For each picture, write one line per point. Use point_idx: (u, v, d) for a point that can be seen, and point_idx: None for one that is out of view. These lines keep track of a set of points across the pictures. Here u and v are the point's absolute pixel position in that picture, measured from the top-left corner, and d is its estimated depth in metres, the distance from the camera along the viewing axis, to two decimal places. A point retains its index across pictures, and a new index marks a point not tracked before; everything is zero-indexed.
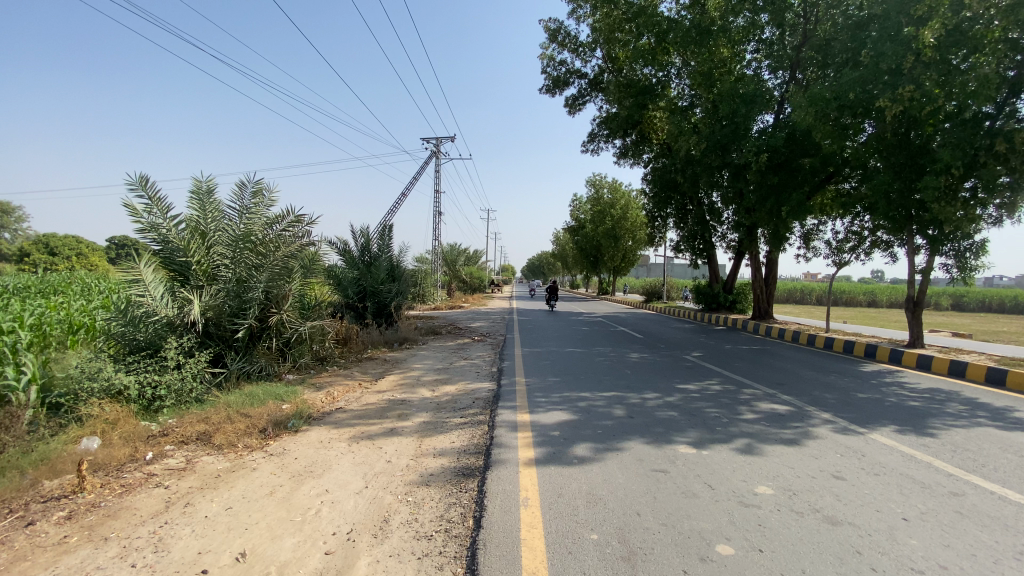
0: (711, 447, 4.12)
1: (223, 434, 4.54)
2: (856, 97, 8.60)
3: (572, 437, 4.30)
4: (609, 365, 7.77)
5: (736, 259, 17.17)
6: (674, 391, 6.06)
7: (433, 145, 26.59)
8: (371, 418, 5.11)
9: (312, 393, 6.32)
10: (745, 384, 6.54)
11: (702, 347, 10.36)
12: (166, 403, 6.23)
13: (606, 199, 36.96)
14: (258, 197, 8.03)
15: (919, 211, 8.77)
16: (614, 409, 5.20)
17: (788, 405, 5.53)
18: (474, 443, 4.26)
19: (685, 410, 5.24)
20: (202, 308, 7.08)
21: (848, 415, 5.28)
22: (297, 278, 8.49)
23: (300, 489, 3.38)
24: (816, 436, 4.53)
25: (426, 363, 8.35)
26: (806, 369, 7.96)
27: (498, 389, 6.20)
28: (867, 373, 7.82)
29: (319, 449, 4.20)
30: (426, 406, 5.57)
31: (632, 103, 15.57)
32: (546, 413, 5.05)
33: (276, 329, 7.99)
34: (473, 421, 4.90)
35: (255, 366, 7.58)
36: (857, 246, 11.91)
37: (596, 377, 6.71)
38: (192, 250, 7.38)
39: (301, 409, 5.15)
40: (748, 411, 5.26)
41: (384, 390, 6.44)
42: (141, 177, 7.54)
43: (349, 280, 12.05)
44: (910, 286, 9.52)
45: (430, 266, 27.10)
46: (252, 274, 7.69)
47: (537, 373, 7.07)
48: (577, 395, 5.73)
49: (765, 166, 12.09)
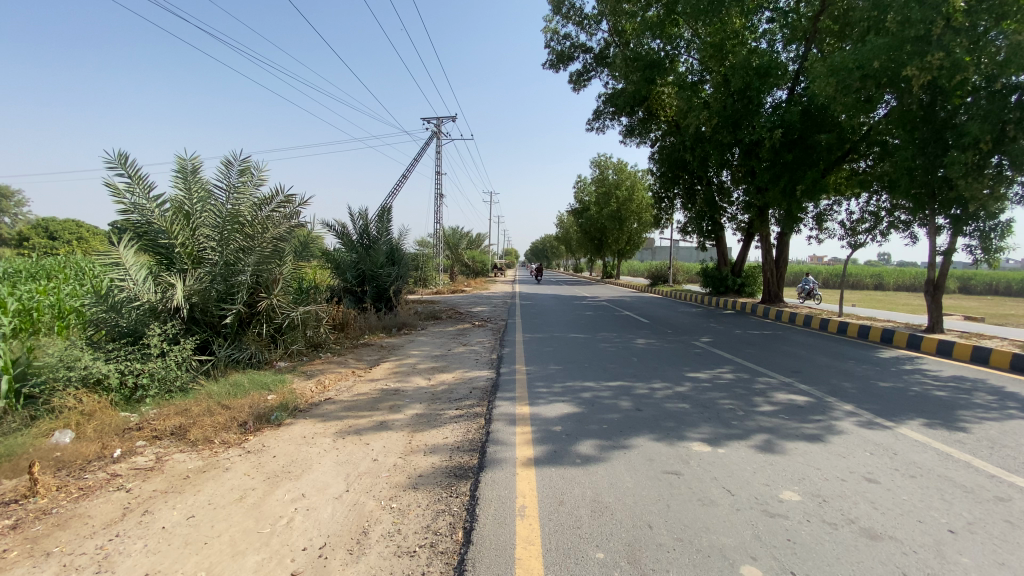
0: (728, 445, 3.76)
1: (200, 429, 4.22)
2: (881, 66, 7.98)
3: (574, 433, 3.95)
4: (614, 352, 7.42)
5: (746, 241, 16.70)
6: (684, 380, 5.70)
7: (434, 125, 26.00)
8: (361, 410, 4.79)
9: (302, 381, 6.00)
10: (760, 372, 6.17)
11: (711, 332, 9.98)
12: (148, 393, 5.93)
13: (611, 180, 36.27)
14: (246, 175, 7.62)
15: (944, 190, 8.28)
16: (621, 400, 4.85)
17: (806, 396, 5.15)
18: (470, 439, 3.93)
19: (697, 402, 4.88)
20: (186, 293, 6.72)
21: (872, 407, 4.90)
22: (288, 261, 8.14)
23: (273, 494, 3.06)
24: (840, 431, 4.16)
25: (424, 350, 8.02)
26: (822, 355, 7.57)
27: (497, 378, 5.86)
28: (886, 360, 7.43)
29: (300, 446, 3.88)
30: (421, 396, 5.24)
31: (640, 78, 14.92)
32: (548, 405, 4.71)
33: (267, 315, 7.67)
34: (469, 414, 4.56)
35: (244, 353, 7.25)
36: (874, 227, 11.42)
37: (601, 365, 6.36)
38: (176, 232, 7.02)
39: (286, 401, 4.82)
40: (764, 403, 4.89)
41: (378, 378, 6.11)
42: (121, 154, 7.16)
43: (348, 263, 11.69)
44: (931, 268, 9.07)
45: (432, 249, 26.77)
46: (241, 257, 7.37)
47: (539, 361, 6.73)
48: (581, 385, 5.37)
49: (779, 143, 11.54)
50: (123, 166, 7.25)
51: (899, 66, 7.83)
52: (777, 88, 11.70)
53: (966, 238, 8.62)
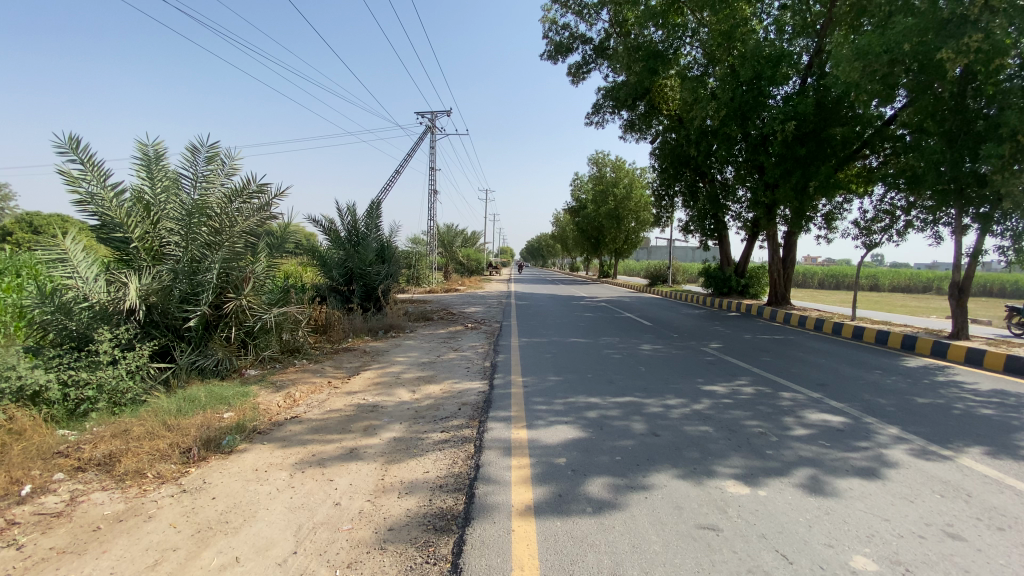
0: (768, 484, 3.10)
1: (132, 459, 3.54)
2: (912, 49, 7.32)
3: (581, 467, 3.29)
4: (619, 360, 6.76)
5: (750, 240, 16.10)
6: (700, 396, 5.04)
7: (429, 119, 25.32)
8: (330, 432, 4.11)
9: (268, 394, 5.31)
10: (783, 386, 5.51)
11: (720, 337, 9.35)
12: (95, 407, 5.20)
13: (609, 178, 35.65)
14: (214, 163, 6.95)
15: (972, 187, 7.71)
16: (633, 422, 4.18)
17: (842, 417, 4.51)
18: (455, 474, 3.26)
19: (720, 424, 4.21)
20: (143, 293, 6.01)
21: (920, 431, 4.25)
22: (261, 259, 7.42)
23: (197, 560, 2.37)
24: (894, 465, 3.51)
25: (411, 356, 7.32)
26: (844, 364, 6.94)
27: (490, 392, 5.17)
28: (914, 369, 6.79)
29: (249, 484, 3.18)
30: (401, 415, 4.55)
31: (642, 68, 14.30)
32: (549, 428, 4.05)
33: (237, 317, 6.93)
34: (456, 440, 3.87)
35: (209, 359, 6.52)
36: (890, 226, 10.84)
37: (606, 377, 5.68)
38: (133, 225, 6.30)
39: (241, 422, 4.14)
40: (796, 426, 4.24)
41: (356, 391, 5.41)
42: (73, 138, 6.46)
43: (334, 261, 11.03)
44: (956, 270, 8.48)
45: (425, 248, 25.94)
46: (206, 253, 6.66)
47: (537, 371, 6.08)
48: (585, 402, 4.69)
49: (791, 136, 10.90)
50: (75, 152, 6.55)
51: (932, 51, 7.25)
52: (788, 80, 11.11)
53: (997, 237, 8.02)
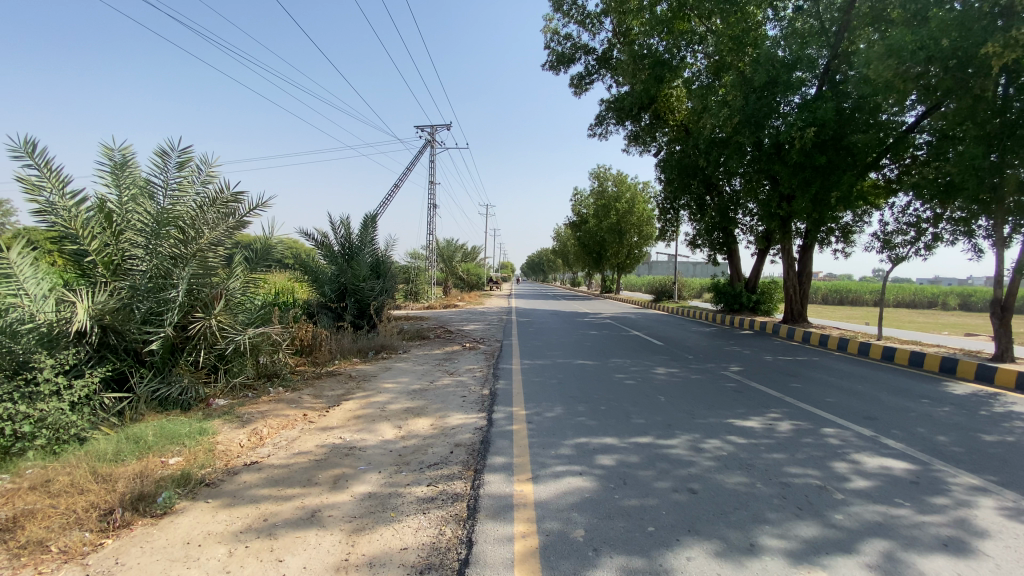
0: (845, 570, 2.37)
1: (38, 526, 2.83)
2: (951, 45, 6.80)
3: (603, 542, 2.57)
4: (632, 387, 6.02)
5: (762, 255, 15.44)
6: (732, 433, 4.30)
7: (428, 132, 24.86)
8: (292, 484, 3.40)
9: (231, 431, 4.57)
10: (825, 420, 4.77)
11: (739, 359, 8.60)
12: (32, 445, 4.42)
13: (611, 192, 35.05)
14: (185, 168, 6.31)
15: (1016, 194, 7.10)
16: (659, 471, 3.45)
17: (905, 462, 3.78)
18: (440, 552, 2.54)
19: (765, 472, 3.49)
20: (95, 312, 5.29)
21: (1005, 481, 3.51)
22: (237, 274, 6.73)
23: None
24: (994, 533, 2.79)
25: (401, 382, 6.56)
26: (883, 391, 6.19)
27: (488, 429, 4.44)
28: (965, 397, 6.05)
29: (172, 567, 2.46)
30: (381, 459, 3.83)
31: (648, 76, 13.92)
32: (557, 480, 3.33)
33: (206, 339, 6.17)
34: (444, 498, 3.15)
35: (173, 388, 5.79)
36: (916, 239, 10.20)
37: (621, 409, 4.95)
38: (90, 238, 5.63)
39: (186, 472, 3.42)
40: (854, 475, 3.49)
41: (333, 427, 4.69)
42: (29, 142, 5.84)
43: (326, 276, 10.38)
44: (997, 286, 7.80)
45: (424, 263, 25.26)
46: (173, 268, 5.97)
47: (541, 401, 5.35)
48: (598, 444, 3.95)
49: (810, 144, 10.31)
50: (32, 156, 5.92)
51: (976, 44, 6.67)
52: (804, 86, 10.58)
53: None
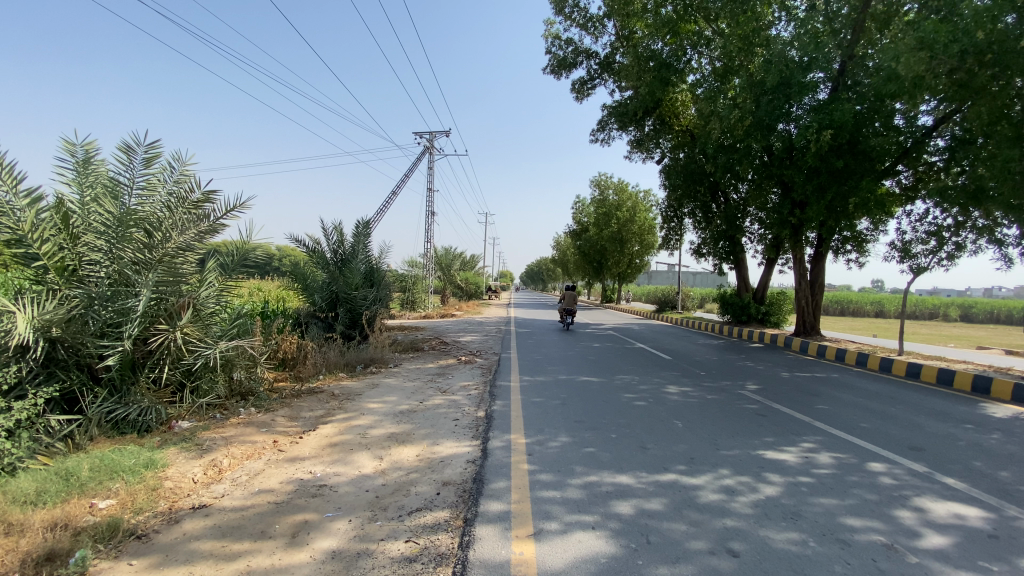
0: None
1: None
2: (988, 37, 6.43)
3: None
4: (645, 409, 5.43)
5: (771, 265, 14.92)
6: (766, 470, 3.69)
7: (427, 140, 24.45)
8: (241, 537, 2.79)
9: (186, 462, 3.95)
10: (868, 453, 4.18)
11: (756, 375, 8.02)
12: None
13: (612, 201, 34.57)
14: (153, 165, 5.74)
15: None
16: (688, 524, 2.84)
17: (976, 509, 3.18)
18: None
19: (815, 523, 2.89)
20: (40, 325, 4.64)
21: None
22: (209, 282, 6.07)
23: None
24: None
25: (389, 401, 5.96)
26: (920, 415, 5.60)
27: (483, 462, 3.83)
28: (1012, 422, 5.45)
29: None
30: (355, 501, 3.22)
31: (653, 79, 13.45)
32: (565, 535, 2.72)
33: (170, 354, 5.56)
34: (426, 559, 2.54)
35: (131, 408, 5.16)
36: (938, 248, 9.68)
37: (634, 438, 4.37)
38: (42, 240, 5.03)
39: (113, 523, 2.81)
40: (923, 528, 2.89)
41: (305, 457, 4.09)
42: None
43: (317, 284, 9.81)
44: None
45: (422, 272, 24.71)
46: (135, 275, 5.39)
47: (543, 427, 4.75)
48: (612, 485, 3.34)
49: (826, 148, 9.82)
50: None
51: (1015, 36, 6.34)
52: (818, 87, 10.11)
53: None
